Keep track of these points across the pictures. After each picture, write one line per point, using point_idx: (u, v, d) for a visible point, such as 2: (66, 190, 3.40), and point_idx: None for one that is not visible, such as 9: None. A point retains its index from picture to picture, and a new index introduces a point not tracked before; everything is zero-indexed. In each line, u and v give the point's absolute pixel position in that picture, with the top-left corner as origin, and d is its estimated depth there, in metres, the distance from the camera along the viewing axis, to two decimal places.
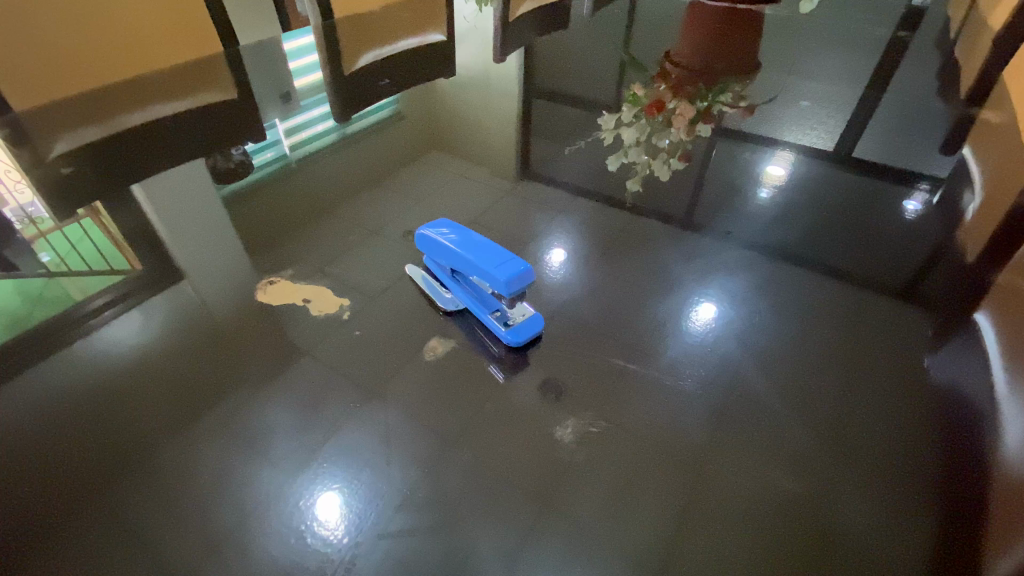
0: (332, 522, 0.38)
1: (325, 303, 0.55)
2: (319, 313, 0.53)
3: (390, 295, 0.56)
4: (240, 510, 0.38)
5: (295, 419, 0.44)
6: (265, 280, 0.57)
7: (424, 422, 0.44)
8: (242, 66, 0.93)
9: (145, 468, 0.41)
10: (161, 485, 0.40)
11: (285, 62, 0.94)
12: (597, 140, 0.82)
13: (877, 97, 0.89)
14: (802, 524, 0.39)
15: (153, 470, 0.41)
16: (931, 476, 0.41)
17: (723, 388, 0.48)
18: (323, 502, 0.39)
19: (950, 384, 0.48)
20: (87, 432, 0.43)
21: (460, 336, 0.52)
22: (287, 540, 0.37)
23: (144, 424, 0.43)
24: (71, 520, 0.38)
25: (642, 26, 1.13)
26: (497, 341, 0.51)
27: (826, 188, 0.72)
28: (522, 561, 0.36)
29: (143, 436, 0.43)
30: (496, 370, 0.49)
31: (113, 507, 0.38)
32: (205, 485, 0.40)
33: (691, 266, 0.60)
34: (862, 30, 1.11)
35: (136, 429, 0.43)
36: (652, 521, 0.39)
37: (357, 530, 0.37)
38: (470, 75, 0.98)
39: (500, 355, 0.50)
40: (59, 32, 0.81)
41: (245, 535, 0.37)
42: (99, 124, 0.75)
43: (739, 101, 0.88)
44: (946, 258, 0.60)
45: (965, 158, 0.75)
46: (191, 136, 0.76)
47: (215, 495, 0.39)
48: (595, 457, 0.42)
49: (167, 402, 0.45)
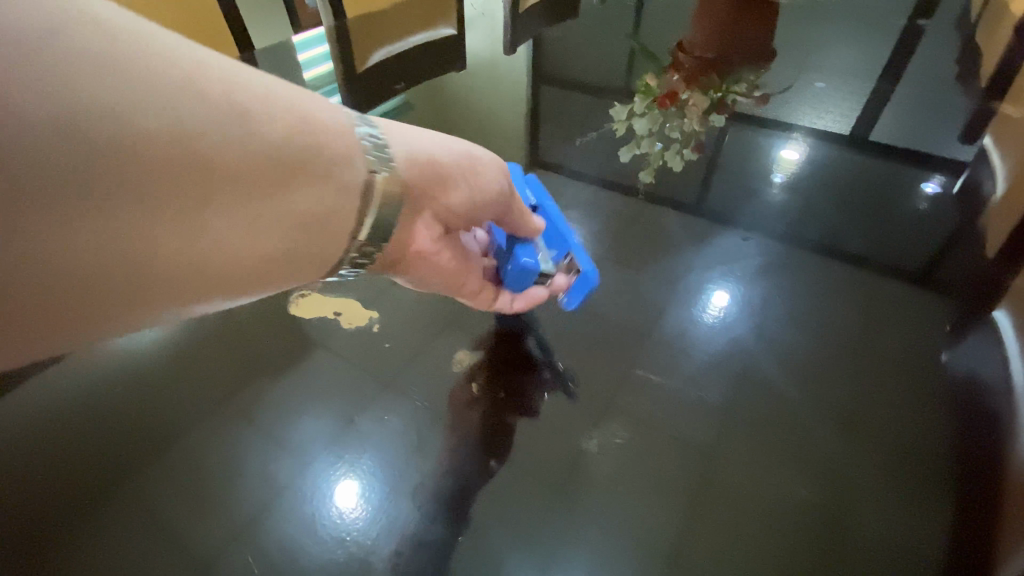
0: (351, 515, 0.40)
1: (355, 316, 0.54)
2: (348, 326, 0.53)
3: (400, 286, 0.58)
4: (265, 504, 0.40)
5: (318, 415, 0.46)
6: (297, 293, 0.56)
7: (442, 420, 0.46)
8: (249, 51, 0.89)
9: (172, 457, 0.43)
10: (187, 480, 0.42)
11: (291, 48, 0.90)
12: (609, 131, 0.81)
13: (893, 84, 0.88)
14: (814, 520, 0.40)
15: (179, 460, 0.43)
16: (949, 472, 0.42)
17: (732, 377, 0.48)
18: (348, 502, 0.41)
19: (968, 376, 0.48)
20: (114, 425, 0.45)
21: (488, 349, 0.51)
22: (316, 539, 0.39)
23: (168, 417, 0.45)
24: (95, 517, 0.40)
25: (654, 12, 1.11)
26: (547, 366, 0.50)
27: (841, 173, 0.71)
28: (537, 553, 0.38)
29: (169, 427, 0.45)
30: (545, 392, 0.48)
31: (136, 497, 0.41)
32: (229, 479, 0.42)
33: (703, 256, 0.61)
34: (880, 13, 1.08)
35: (161, 422, 0.45)
36: (665, 515, 0.40)
37: (379, 530, 0.39)
38: (480, 66, 0.98)
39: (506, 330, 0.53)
40: None
41: (271, 534, 0.39)
42: None
43: (753, 91, 0.85)
44: (961, 248, 0.60)
45: (987, 147, 0.74)
46: None
47: (243, 490, 0.41)
48: (611, 455, 0.43)
49: (189, 394, 0.47)
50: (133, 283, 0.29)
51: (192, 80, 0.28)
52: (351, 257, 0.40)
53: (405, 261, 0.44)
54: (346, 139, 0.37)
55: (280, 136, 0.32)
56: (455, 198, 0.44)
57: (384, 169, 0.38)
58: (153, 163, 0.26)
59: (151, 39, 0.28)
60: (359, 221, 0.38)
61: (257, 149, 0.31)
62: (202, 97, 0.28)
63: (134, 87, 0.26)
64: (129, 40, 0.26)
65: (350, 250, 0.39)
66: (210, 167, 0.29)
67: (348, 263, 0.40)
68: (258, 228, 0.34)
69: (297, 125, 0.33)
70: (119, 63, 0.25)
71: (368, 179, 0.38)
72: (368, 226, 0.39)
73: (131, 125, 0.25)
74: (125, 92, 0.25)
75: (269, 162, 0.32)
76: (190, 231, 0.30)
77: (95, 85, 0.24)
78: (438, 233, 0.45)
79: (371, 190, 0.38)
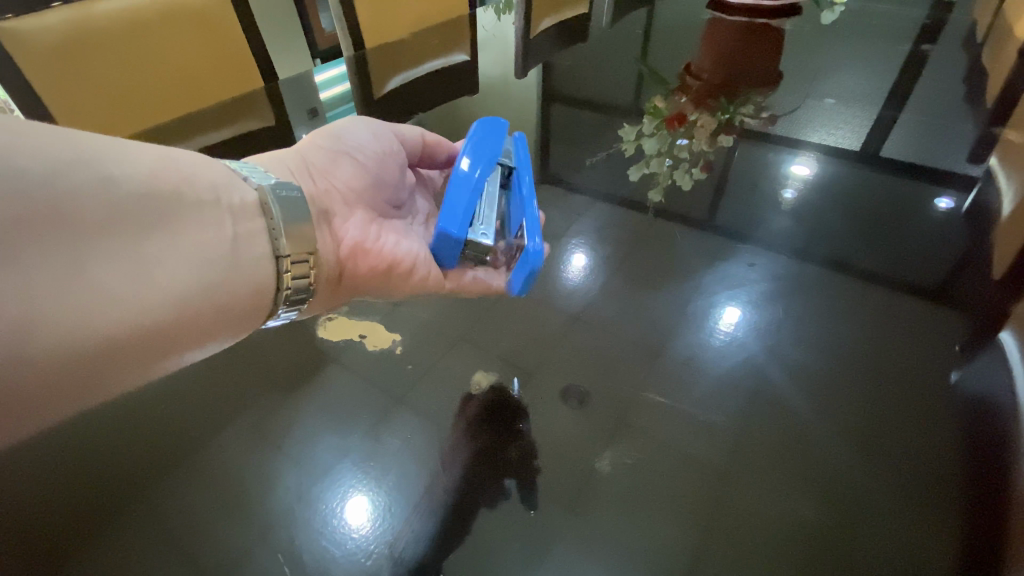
0: (371, 521, 0.41)
1: (379, 338, 0.56)
2: (373, 348, 0.55)
3: (413, 305, 0.60)
4: (286, 512, 0.42)
5: (337, 432, 0.47)
6: (324, 316, 0.58)
7: (456, 436, 0.47)
8: (274, 80, 0.93)
9: (193, 467, 0.45)
10: (205, 489, 0.43)
11: (311, 74, 0.93)
12: (618, 151, 0.83)
13: (900, 107, 0.89)
14: (824, 539, 0.40)
15: (200, 469, 0.44)
16: (956, 489, 0.42)
17: (743, 396, 0.49)
18: (359, 515, 0.41)
19: (979, 396, 0.48)
20: (140, 437, 0.47)
21: (503, 368, 0.53)
22: (328, 550, 0.39)
23: (191, 430, 0.47)
24: (114, 524, 0.41)
25: (662, 35, 1.13)
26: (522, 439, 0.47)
27: (850, 190, 0.72)
28: (547, 564, 0.39)
29: (191, 440, 0.46)
30: (551, 446, 0.46)
31: (153, 514, 0.41)
32: (252, 491, 0.43)
33: (713, 274, 0.62)
34: (885, 37, 1.09)
35: (185, 434, 0.47)
36: (673, 531, 0.40)
37: (391, 541, 0.40)
38: (491, 87, 1.00)
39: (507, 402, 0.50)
40: (104, 69, 0.75)
41: (286, 544, 0.40)
42: None
43: (760, 111, 0.87)
44: (971, 268, 0.61)
45: (995, 167, 0.74)
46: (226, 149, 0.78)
47: (260, 500, 0.42)
48: (621, 472, 0.44)
49: (214, 408, 0.49)
50: (121, 340, 0.32)
51: (70, 148, 0.32)
52: (284, 292, 0.43)
53: (347, 259, 0.52)
54: (215, 176, 0.41)
55: (152, 181, 0.36)
56: (345, 179, 0.55)
57: (266, 182, 0.44)
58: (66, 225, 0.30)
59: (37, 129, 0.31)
60: (273, 238, 0.43)
61: (130, 194, 0.34)
62: (89, 159, 0.32)
63: (35, 155, 0.30)
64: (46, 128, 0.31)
65: (285, 264, 0.43)
66: (102, 212, 0.32)
67: (284, 302, 0.44)
68: (194, 259, 0.37)
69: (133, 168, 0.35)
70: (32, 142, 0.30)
71: (257, 200, 0.43)
72: (284, 231, 0.43)
73: (48, 195, 0.29)
74: (37, 161, 0.29)
75: (154, 203, 0.35)
76: (142, 274, 0.34)
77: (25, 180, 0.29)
78: (363, 223, 0.54)
79: (263, 202, 0.43)
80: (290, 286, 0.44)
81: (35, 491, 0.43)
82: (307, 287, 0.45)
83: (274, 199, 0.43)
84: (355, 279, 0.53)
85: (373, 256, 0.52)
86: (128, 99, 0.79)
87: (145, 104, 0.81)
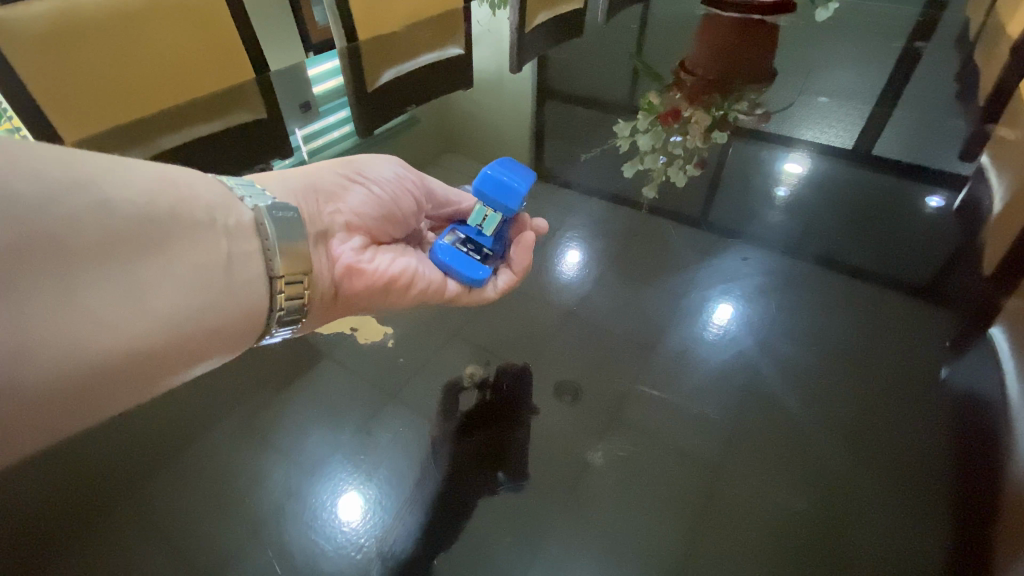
0: (361, 517, 0.41)
1: (370, 331, 0.56)
2: (365, 341, 0.55)
3: None
4: (276, 508, 0.41)
5: (326, 428, 0.47)
6: None
7: (448, 431, 0.47)
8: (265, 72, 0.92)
9: (182, 463, 0.44)
10: (194, 486, 0.42)
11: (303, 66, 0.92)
12: (613, 147, 0.83)
13: (893, 105, 0.89)
14: (817, 537, 0.40)
15: (188, 466, 0.44)
16: (945, 485, 0.42)
17: (737, 393, 0.49)
18: (349, 512, 0.41)
19: (967, 393, 0.48)
20: (128, 433, 0.46)
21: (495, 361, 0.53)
22: (316, 545, 0.39)
23: (180, 426, 0.47)
24: (100, 521, 0.40)
25: (658, 30, 1.13)
26: (515, 427, 0.47)
27: (842, 188, 0.72)
28: (537, 560, 0.39)
29: (180, 437, 0.46)
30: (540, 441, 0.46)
31: (139, 511, 0.41)
32: (241, 489, 0.42)
33: (706, 270, 0.62)
34: (879, 35, 1.10)
35: (173, 430, 0.46)
36: (665, 527, 0.40)
37: (376, 534, 0.40)
38: (486, 81, 1.00)
39: (501, 392, 0.50)
40: (92, 59, 0.74)
41: (274, 542, 0.39)
42: (129, 139, 0.73)
43: (754, 108, 0.87)
44: (961, 265, 0.61)
45: (986, 165, 0.74)
46: (216, 142, 0.77)
47: (248, 498, 0.42)
48: (615, 467, 0.44)
49: (204, 404, 0.49)
50: (111, 370, 0.32)
51: (59, 172, 0.31)
52: (277, 312, 0.42)
53: (342, 278, 0.50)
54: (212, 193, 0.41)
55: (143, 200, 0.35)
56: (353, 204, 0.54)
57: (262, 203, 0.43)
58: (58, 253, 0.30)
59: (27, 151, 0.30)
60: (268, 259, 0.41)
61: (124, 218, 0.33)
62: (79, 182, 0.32)
63: (30, 179, 0.29)
64: (36, 150, 0.31)
65: (278, 285, 0.41)
66: (94, 240, 0.32)
67: (277, 323, 0.43)
68: (189, 282, 0.36)
69: (124, 187, 0.35)
70: (21, 168, 0.29)
71: (253, 220, 0.42)
72: (279, 257, 0.41)
73: (38, 218, 0.29)
74: (27, 183, 0.29)
75: (147, 225, 0.35)
76: (134, 300, 0.33)
77: (15, 208, 0.28)
78: (362, 246, 0.52)
79: (260, 224, 0.42)
80: (284, 308, 0.42)
81: (20, 488, 0.42)
82: (299, 308, 0.43)
83: (270, 221, 0.42)
84: (350, 299, 0.51)
85: (370, 276, 0.51)
86: (117, 90, 0.77)
87: (134, 95, 0.79)
